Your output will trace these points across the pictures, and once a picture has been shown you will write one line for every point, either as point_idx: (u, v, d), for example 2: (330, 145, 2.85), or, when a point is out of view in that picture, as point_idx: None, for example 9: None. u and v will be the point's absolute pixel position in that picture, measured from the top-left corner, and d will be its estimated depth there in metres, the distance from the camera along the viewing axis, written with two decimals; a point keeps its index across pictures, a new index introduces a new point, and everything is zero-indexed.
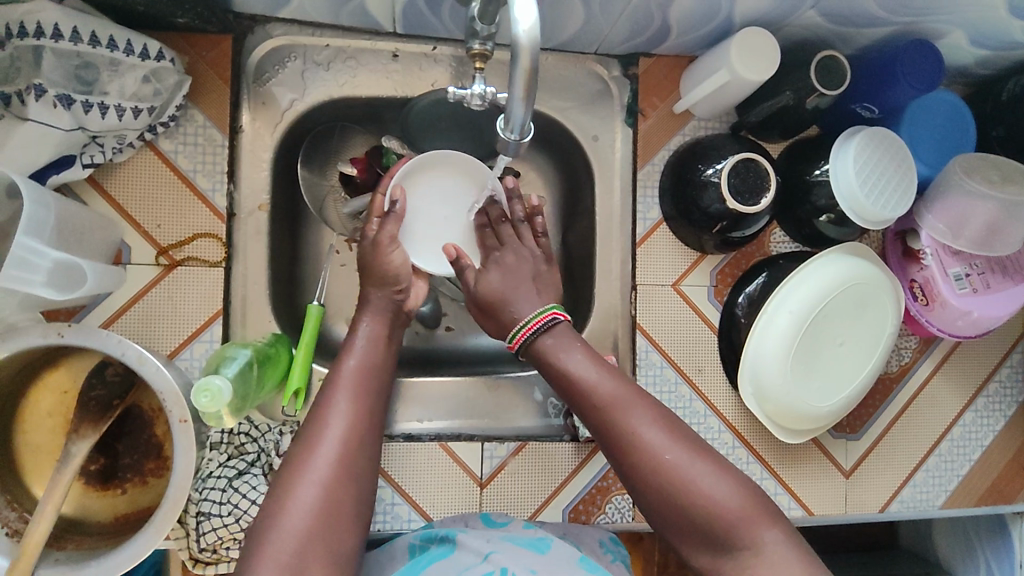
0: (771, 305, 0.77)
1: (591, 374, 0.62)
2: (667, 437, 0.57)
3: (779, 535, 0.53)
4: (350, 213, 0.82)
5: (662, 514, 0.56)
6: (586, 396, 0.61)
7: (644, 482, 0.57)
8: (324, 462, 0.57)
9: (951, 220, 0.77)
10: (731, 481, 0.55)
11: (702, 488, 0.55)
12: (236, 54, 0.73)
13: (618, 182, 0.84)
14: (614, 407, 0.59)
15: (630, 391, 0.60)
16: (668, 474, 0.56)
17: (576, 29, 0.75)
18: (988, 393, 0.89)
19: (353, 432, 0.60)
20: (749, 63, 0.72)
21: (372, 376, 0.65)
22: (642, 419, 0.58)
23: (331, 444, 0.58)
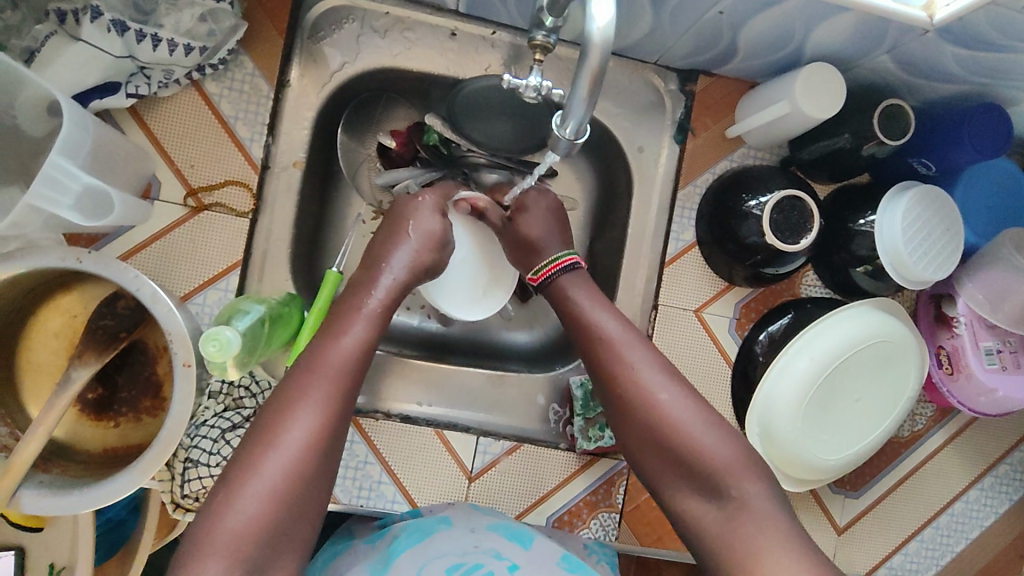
0: (797, 346, 0.75)
1: (606, 321, 0.68)
2: (666, 384, 0.64)
3: (761, 490, 0.58)
4: (384, 184, 0.84)
5: (654, 453, 0.63)
6: (596, 339, 0.68)
7: (636, 418, 0.64)
8: (294, 445, 0.56)
9: (992, 292, 0.75)
10: (725, 437, 0.61)
11: (697, 439, 0.61)
12: (296, 7, 0.73)
13: (657, 197, 0.81)
14: (619, 346, 0.67)
15: (634, 341, 0.67)
16: (664, 418, 0.63)
17: (641, 35, 0.73)
18: (996, 473, 0.86)
19: (324, 423, 0.58)
20: (813, 99, 0.70)
21: (364, 353, 0.63)
22: (643, 367, 0.65)
23: (307, 421, 0.57)
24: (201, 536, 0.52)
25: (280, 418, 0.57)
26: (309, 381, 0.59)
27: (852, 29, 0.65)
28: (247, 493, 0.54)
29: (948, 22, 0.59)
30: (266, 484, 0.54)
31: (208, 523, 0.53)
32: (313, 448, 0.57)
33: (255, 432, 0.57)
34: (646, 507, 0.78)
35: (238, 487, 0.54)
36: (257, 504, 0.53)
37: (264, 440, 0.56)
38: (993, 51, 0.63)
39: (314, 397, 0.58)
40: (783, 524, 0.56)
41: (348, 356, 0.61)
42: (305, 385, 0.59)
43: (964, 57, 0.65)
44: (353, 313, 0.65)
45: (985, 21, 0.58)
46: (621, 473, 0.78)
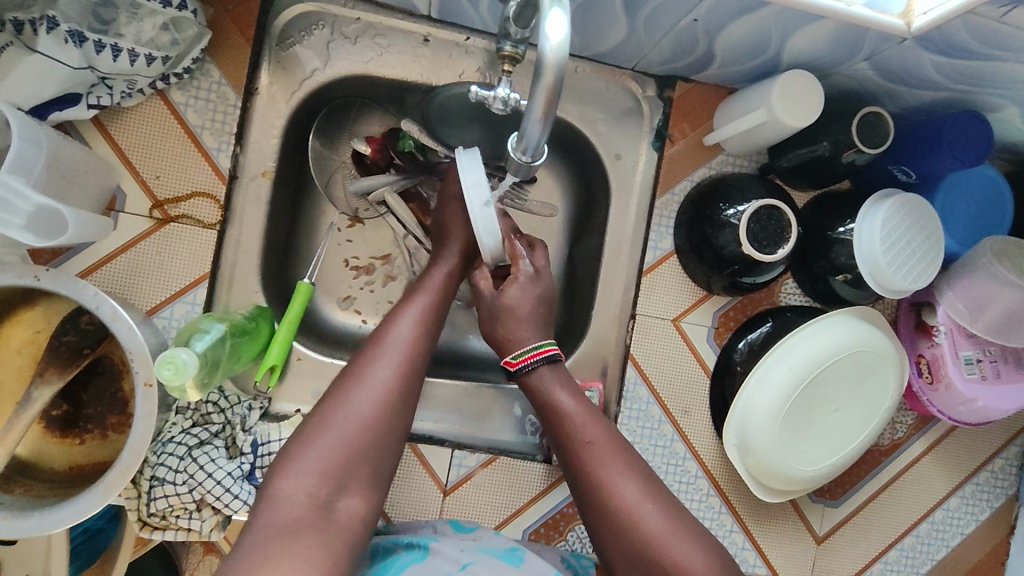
0: (775, 356, 0.74)
1: (576, 414, 0.65)
2: (639, 491, 0.61)
3: None
4: (358, 192, 0.82)
5: (628, 564, 0.59)
6: (570, 435, 0.65)
7: (613, 529, 0.60)
8: (382, 382, 0.58)
9: (971, 301, 0.74)
10: (697, 545, 0.59)
11: (670, 551, 0.58)
12: (264, 13, 0.71)
13: (635, 205, 0.80)
14: (592, 447, 0.63)
15: (608, 442, 0.64)
16: (641, 529, 0.59)
17: (617, 42, 0.72)
18: (977, 480, 0.86)
19: (402, 372, 0.60)
20: (790, 108, 0.68)
21: (438, 312, 0.66)
22: (617, 471, 0.62)
23: (392, 362, 0.60)
24: (281, 469, 0.53)
25: (367, 359, 0.60)
26: (386, 341, 0.61)
27: (829, 37, 0.63)
28: (328, 434, 0.54)
29: (925, 30, 0.58)
30: (347, 424, 0.55)
31: (296, 445, 0.54)
32: (392, 397, 0.58)
33: (344, 372, 0.60)
34: None
35: (325, 417, 0.55)
36: (336, 447, 0.54)
37: (345, 388, 0.58)
38: (971, 59, 0.61)
39: (389, 353, 0.60)
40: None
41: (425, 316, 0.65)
42: (388, 334, 0.62)
43: (943, 64, 0.64)
44: (418, 290, 0.68)
45: (962, 30, 0.57)
46: None
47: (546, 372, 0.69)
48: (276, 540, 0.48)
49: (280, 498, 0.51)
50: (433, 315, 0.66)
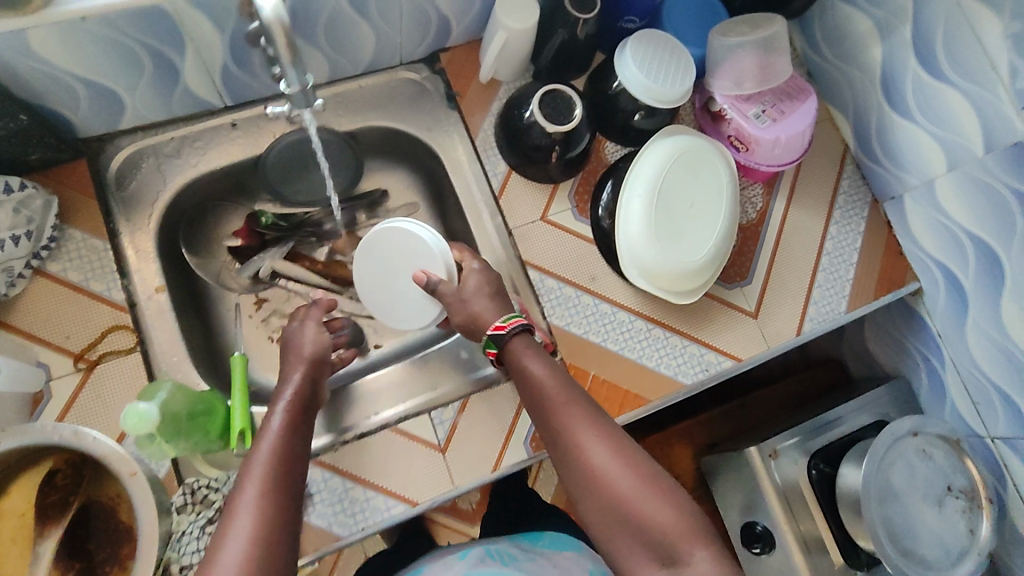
0: (625, 194, 0.89)
1: (547, 381, 0.71)
2: (610, 451, 0.66)
3: (709, 556, 0.61)
4: (252, 277, 0.95)
5: (610, 524, 0.64)
6: (546, 405, 0.70)
7: (589, 493, 0.65)
8: (237, 558, 0.52)
9: (731, 73, 0.91)
10: (669, 503, 0.63)
11: (641, 505, 0.63)
12: (95, 171, 0.83)
13: (465, 155, 0.94)
14: (569, 421, 0.68)
15: (579, 408, 0.69)
16: (620, 490, 0.64)
17: (373, 44, 0.88)
18: (840, 205, 1.02)
19: (264, 534, 0.55)
20: (513, 16, 0.85)
21: (291, 463, 0.62)
22: (589, 436, 0.67)
23: (244, 530, 0.54)
24: None
25: (222, 533, 0.54)
26: (238, 504, 0.56)
27: None
28: None
29: None
30: None
31: None
32: (257, 559, 0.53)
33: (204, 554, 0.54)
34: (595, 385, 0.87)
35: None
36: None
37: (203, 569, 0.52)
38: None
39: (241, 520, 0.55)
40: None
41: (274, 450, 0.62)
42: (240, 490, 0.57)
43: None
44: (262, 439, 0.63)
45: None
46: None
47: (516, 343, 0.75)
48: None
49: None
50: (281, 454, 0.62)
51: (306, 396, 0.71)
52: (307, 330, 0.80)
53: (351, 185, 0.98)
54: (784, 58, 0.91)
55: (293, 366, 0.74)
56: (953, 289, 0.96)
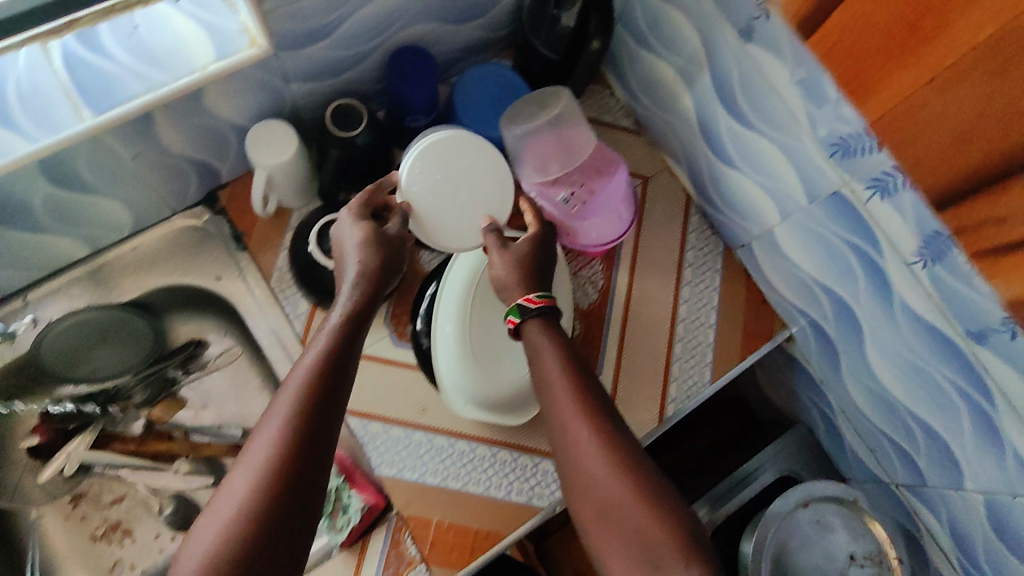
0: (436, 321, 0.80)
1: (553, 372, 0.65)
2: (602, 454, 0.60)
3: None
4: (58, 475, 0.84)
5: (598, 527, 0.59)
6: (549, 393, 0.65)
7: (578, 496, 0.60)
8: (190, 566, 0.49)
9: (533, 160, 0.83)
10: (660, 511, 0.58)
11: (630, 514, 0.57)
12: None
13: (263, 299, 0.86)
14: (566, 416, 0.63)
15: (577, 404, 0.63)
16: (606, 504, 0.59)
17: (125, 209, 0.79)
18: (690, 263, 0.93)
19: (236, 524, 0.51)
20: (265, 153, 0.76)
21: (334, 404, 0.58)
22: (581, 434, 0.62)
23: (212, 534, 0.50)
24: None
25: (189, 537, 0.52)
26: (214, 503, 0.53)
27: (236, 98, 0.72)
28: None
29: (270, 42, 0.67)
30: None
31: None
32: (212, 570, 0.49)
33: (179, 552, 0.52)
34: (440, 534, 0.77)
35: None
36: None
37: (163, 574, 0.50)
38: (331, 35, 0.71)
39: (225, 508, 0.52)
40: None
41: (302, 385, 0.58)
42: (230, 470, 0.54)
43: (330, 49, 0.73)
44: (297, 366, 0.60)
45: (288, 25, 0.66)
46: (400, 527, 0.79)
47: (534, 327, 0.68)
48: None
49: None
50: (318, 388, 0.58)
51: (376, 285, 0.67)
52: (344, 229, 0.70)
53: (156, 351, 0.88)
54: (585, 133, 0.84)
55: (349, 256, 0.68)
56: (819, 337, 0.87)
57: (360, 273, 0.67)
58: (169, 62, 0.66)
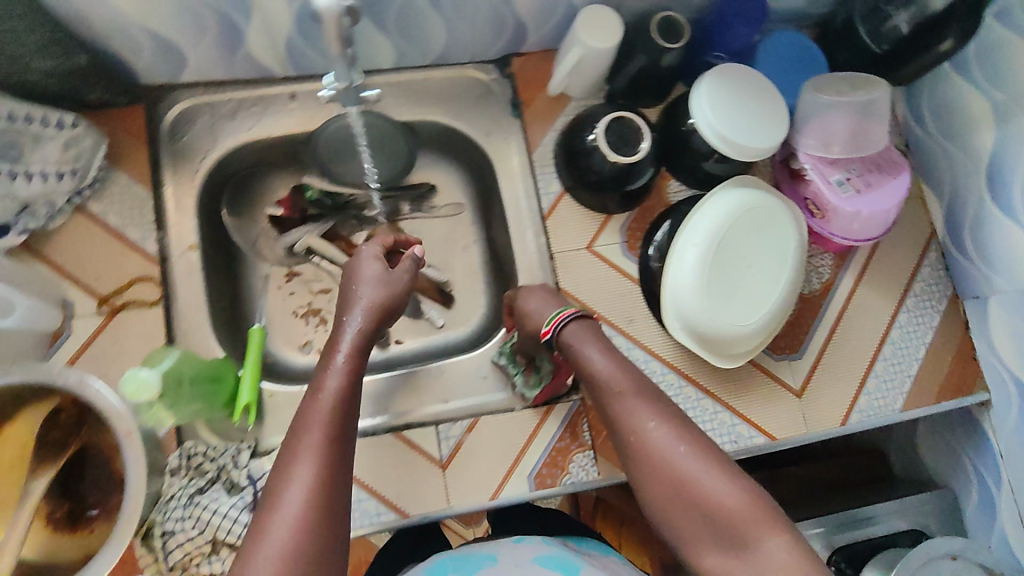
0: (676, 246, 0.84)
1: (610, 368, 0.66)
2: (672, 429, 0.61)
3: (783, 544, 0.54)
4: (287, 250, 0.93)
5: (664, 501, 0.59)
6: (603, 385, 0.66)
7: (640, 472, 0.61)
8: (296, 507, 0.55)
9: (820, 135, 0.84)
10: (732, 481, 0.57)
11: (704, 487, 0.57)
12: (151, 119, 0.83)
13: (518, 167, 0.90)
14: (619, 408, 0.64)
15: (637, 390, 0.64)
16: (684, 482, 0.58)
17: (444, 39, 0.85)
18: (914, 293, 0.93)
19: (321, 481, 0.57)
20: (595, 36, 0.80)
21: (348, 409, 0.63)
22: (644, 417, 0.62)
23: (292, 514, 0.54)
24: None
25: (281, 483, 0.57)
26: (298, 454, 0.58)
27: None
28: (262, 550, 0.52)
29: None
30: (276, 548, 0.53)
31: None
32: (311, 513, 0.55)
33: (263, 496, 0.57)
34: None
35: (255, 541, 0.53)
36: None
37: (270, 510, 0.55)
38: None
39: (308, 453, 0.58)
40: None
41: (336, 399, 0.62)
42: (304, 436, 0.59)
43: None
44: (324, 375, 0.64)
45: None
46: (580, 412, 0.84)
47: (573, 330, 0.70)
48: None
49: None
50: (343, 405, 0.62)
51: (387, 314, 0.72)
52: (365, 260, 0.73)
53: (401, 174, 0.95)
54: (882, 127, 0.83)
55: (359, 298, 0.70)
56: None
57: (367, 304, 0.69)
58: None
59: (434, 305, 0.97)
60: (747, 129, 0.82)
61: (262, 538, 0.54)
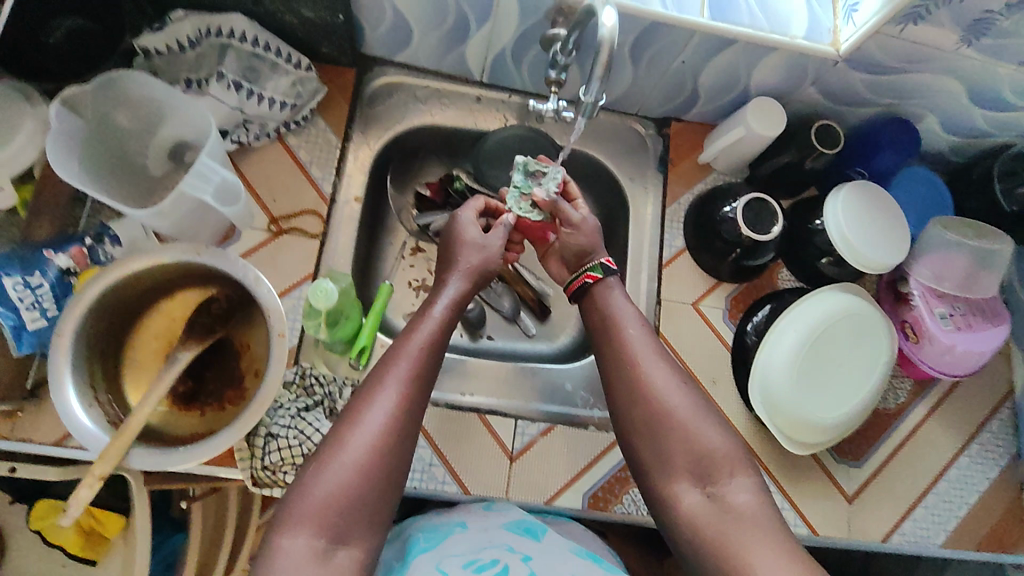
0: (777, 326, 0.90)
1: (628, 312, 0.80)
2: (669, 375, 0.75)
3: (749, 484, 0.69)
4: (423, 226, 1.02)
5: (647, 430, 0.73)
6: (613, 325, 0.79)
7: (637, 404, 0.74)
8: (375, 428, 0.64)
9: (934, 267, 0.91)
10: (714, 428, 0.72)
11: (693, 428, 0.72)
12: (358, 82, 0.94)
13: (649, 216, 0.98)
14: (637, 344, 0.77)
15: (647, 337, 0.79)
16: (675, 416, 0.72)
17: (625, 89, 0.95)
18: (980, 441, 0.96)
19: (398, 413, 0.65)
20: (762, 124, 0.89)
21: (434, 355, 0.71)
22: (650, 360, 0.76)
23: (370, 435, 0.64)
24: (292, 504, 0.61)
25: (364, 401, 0.66)
26: (382, 380, 0.67)
27: (781, 68, 0.86)
28: (332, 466, 0.62)
29: (850, 52, 0.80)
30: (349, 459, 0.62)
31: (306, 485, 0.61)
32: (388, 435, 0.64)
33: (348, 409, 0.66)
34: None
35: (328, 457, 0.63)
36: (338, 480, 0.61)
37: (349, 420, 0.65)
38: (886, 74, 0.84)
39: (389, 382, 0.67)
40: (768, 517, 0.66)
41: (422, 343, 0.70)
42: (392, 365, 0.68)
43: (869, 82, 0.86)
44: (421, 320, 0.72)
45: (875, 51, 0.79)
46: None
47: (610, 281, 0.84)
48: (307, 519, 0.60)
49: (284, 536, 0.59)
50: (429, 353, 0.70)
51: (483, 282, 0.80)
52: (468, 224, 0.82)
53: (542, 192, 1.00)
54: (994, 278, 0.90)
55: (460, 266, 0.79)
56: None
57: (468, 272, 0.78)
58: (780, 12, 0.82)
59: (529, 315, 1.05)
60: (872, 245, 0.90)
61: (340, 447, 0.63)
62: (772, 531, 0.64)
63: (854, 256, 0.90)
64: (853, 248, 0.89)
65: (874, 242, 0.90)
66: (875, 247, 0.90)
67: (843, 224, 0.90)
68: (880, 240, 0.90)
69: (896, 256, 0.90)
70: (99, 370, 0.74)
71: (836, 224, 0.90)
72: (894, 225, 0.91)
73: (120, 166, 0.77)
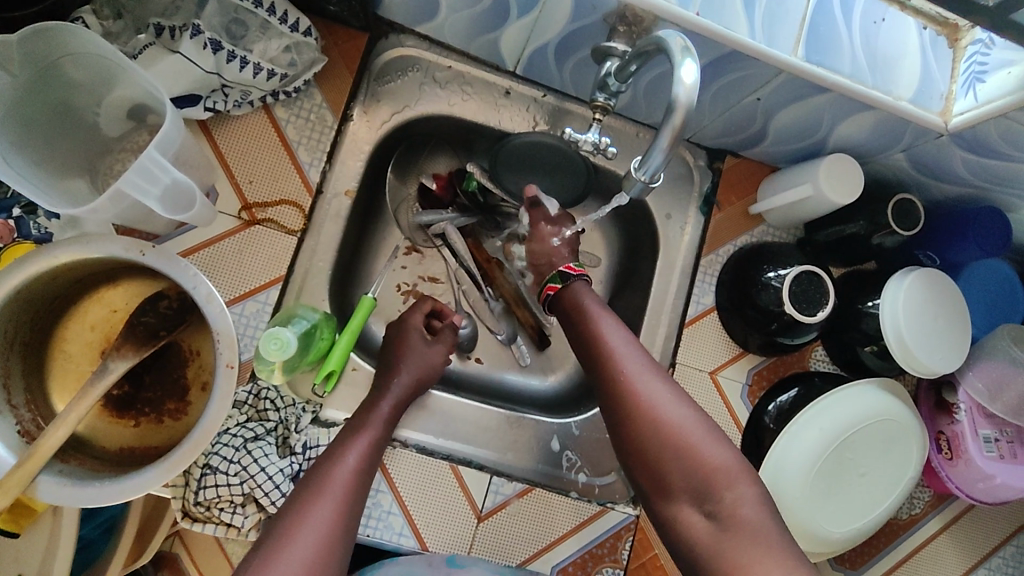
0: (796, 420, 0.78)
1: (611, 323, 0.71)
2: (657, 386, 0.66)
3: (753, 494, 0.60)
4: (423, 224, 0.88)
5: (638, 449, 0.65)
6: (597, 340, 0.70)
7: (625, 420, 0.66)
8: (326, 519, 0.58)
9: (991, 381, 0.79)
10: (712, 438, 0.63)
11: (687, 440, 0.63)
12: (369, 51, 0.79)
13: (680, 262, 0.85)
14: (622, 354, 0.68)
15: (634, 347, 0.69)
16: (668, 429, 0.64)
17: None
18: (990, 566, 0.88)
19: (347, 505, 0.60)
20: (835, 187, 0.75)
21: (378, 450, 0.67)
22: (636, 371, 0.67)
23: (315, 540, 0.57)
24: None
25: (307, 496, 0.59)
26: (331, 477, 0.61)
27: (871, 126, 0.71)
28: (290, 551, 0.55)
29: (960, 128, 0.66)
30: (307, 547, 0.56)
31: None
32: (340, 519, 0.59)
33: (287, 507, 0.59)
34: (650, 564, 0.79)
35: (277, 551, 0.55)
36: (302, 557, 0.55)
37: (301, 508, 0.58)
38: (996, 159, 0.69)
39: (338, 476, 0.61)
40: (777, 529, 0.58)
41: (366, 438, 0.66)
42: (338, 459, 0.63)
43: (971, 162, 0.71)
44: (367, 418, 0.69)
45: (993, 132, 0.65)
46: (628, 528, 0.80)
47: (579, 285, 0.76)
48: None
49: None
50: (374, 447, 0.66)
51: (431, 377, 0.77)
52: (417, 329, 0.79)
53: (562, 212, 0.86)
54: None
55: (407, 366, 0.75)
56: None
57: (415, 369, 0.75)
58: (885, 63, 0.66)
59: (526, 342, 0.92)
60: (928, 344, 0.77)
61: (291, 537, 0.56)
62: (784, 552, 0.56)
63: (908, 353, 0.77)
64: (908, 345, 0.76)
65: (931, 341, 0.77)
66: (932, 348, 0.77)
67: (901, 315, 0.77)
68: (937, 339, 0.77)
69: (952, 360, 0.77)
70: (16, 367, 0.63)
71: (893, 314, 0.77)
72: (956, 325, 0.78)
73: (62, 127, 0.64)
